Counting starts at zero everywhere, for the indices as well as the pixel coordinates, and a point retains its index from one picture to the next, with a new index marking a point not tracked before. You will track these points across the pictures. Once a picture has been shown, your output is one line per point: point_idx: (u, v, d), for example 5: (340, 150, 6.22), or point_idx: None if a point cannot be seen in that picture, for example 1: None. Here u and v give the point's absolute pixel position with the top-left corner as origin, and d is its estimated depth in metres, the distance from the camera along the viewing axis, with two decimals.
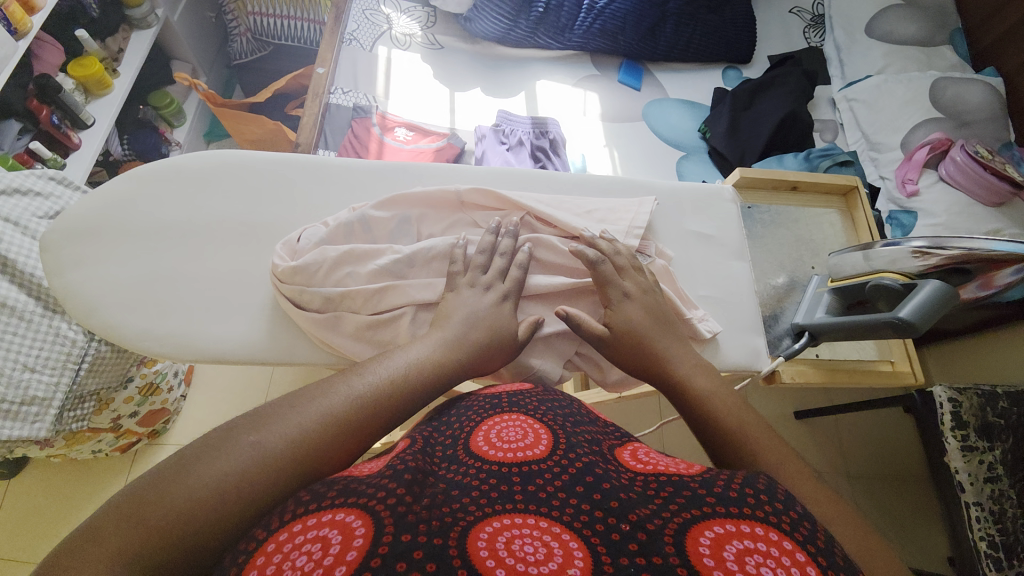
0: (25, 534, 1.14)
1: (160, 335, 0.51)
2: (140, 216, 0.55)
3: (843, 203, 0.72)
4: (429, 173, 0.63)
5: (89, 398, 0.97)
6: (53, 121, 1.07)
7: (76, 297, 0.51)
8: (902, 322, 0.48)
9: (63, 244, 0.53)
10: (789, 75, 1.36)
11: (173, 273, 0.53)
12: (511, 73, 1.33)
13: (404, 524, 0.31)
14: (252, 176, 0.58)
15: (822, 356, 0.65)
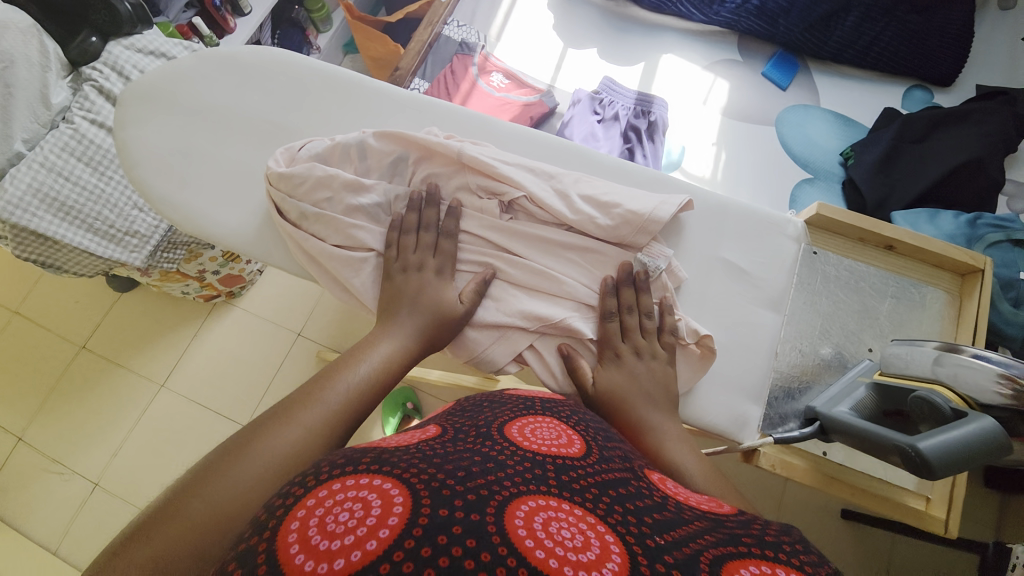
0: (124, 338, 1.43)
1: (172, 203, 0.56)
2: (191, 93, 0.60)
3: (954, 285, 0.56)
4: (450, 119, 0.59)
5: (182, 246, 1.16)
6: (214, 2, 1.22)
7: (123, 150, 0.58)
8: (916, 454, 0.38)
9: (128, 102, 0.60)
10: (996, 112, 1.03)
11: (199, 151, 0.57)
12: (637, 39, 1.20)
13: (443, 497, 0.29)
14: (293, 79, 0.60)
15: (831, 456, 0.54)
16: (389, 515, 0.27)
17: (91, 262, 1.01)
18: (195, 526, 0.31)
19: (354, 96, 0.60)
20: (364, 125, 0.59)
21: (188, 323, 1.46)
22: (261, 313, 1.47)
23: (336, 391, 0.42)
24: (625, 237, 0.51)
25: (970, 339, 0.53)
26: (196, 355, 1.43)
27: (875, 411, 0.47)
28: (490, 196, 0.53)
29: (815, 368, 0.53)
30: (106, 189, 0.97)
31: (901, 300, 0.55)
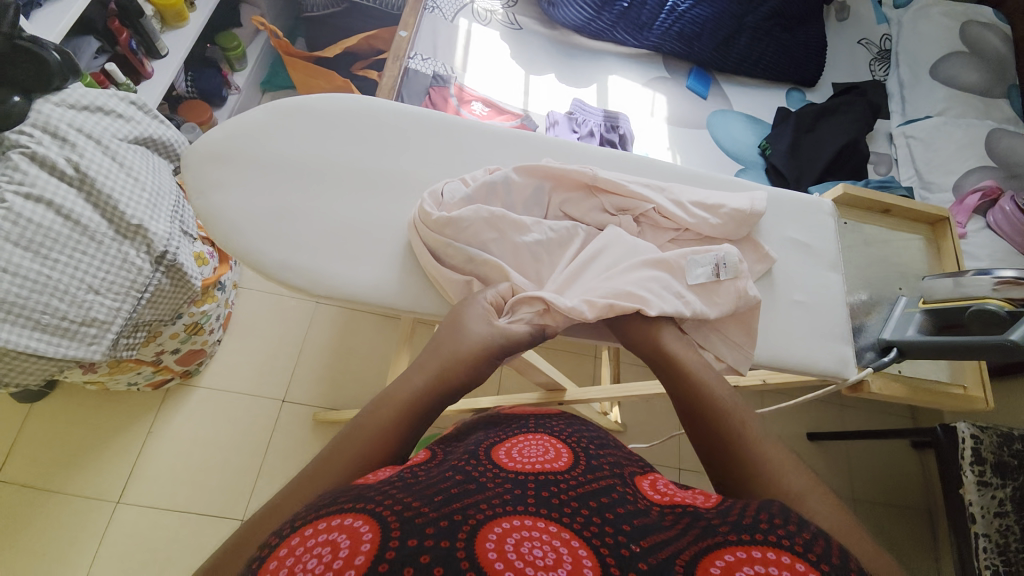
0: (49, 458, 1.16)
1: (294, 267, 0.55)
2: (273, 150, 0.59)
3: (929, 231, 0.77)
4: (552, 148, 0.67)
5: (142, 328, 0.98)
6: (132, 46, 1.08)
7: (215, 219, 0.56)
8: (1011, 345, 0.51)
9: (205, 166, 0.58)
10: (853, 104, 1.39)
11: (300, 209, 0.57)
12: (585, 63, 1.34)
13: (412, 527, 0.33)
14: (393, 128, 0.63)
15: (903, 372, 0.68)
16: (360, 546, 0.32)
17: (36, 365, 0.84)
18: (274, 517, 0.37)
19: (457, 138, 0.65)
20: (476, 164, 0.64)
21: (137, 419, 1.22)
22: (231, 387, 1.29)
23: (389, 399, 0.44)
24: (733, 230, 0.63)
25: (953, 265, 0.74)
26: (156, 456, 1.19)
27: (933, 327, 0.62)
28: (619, 213, 0.63)
29: (863, 309, 0.69)
30: (55, 276, 0.81)
31: (904, 247, 0.75)
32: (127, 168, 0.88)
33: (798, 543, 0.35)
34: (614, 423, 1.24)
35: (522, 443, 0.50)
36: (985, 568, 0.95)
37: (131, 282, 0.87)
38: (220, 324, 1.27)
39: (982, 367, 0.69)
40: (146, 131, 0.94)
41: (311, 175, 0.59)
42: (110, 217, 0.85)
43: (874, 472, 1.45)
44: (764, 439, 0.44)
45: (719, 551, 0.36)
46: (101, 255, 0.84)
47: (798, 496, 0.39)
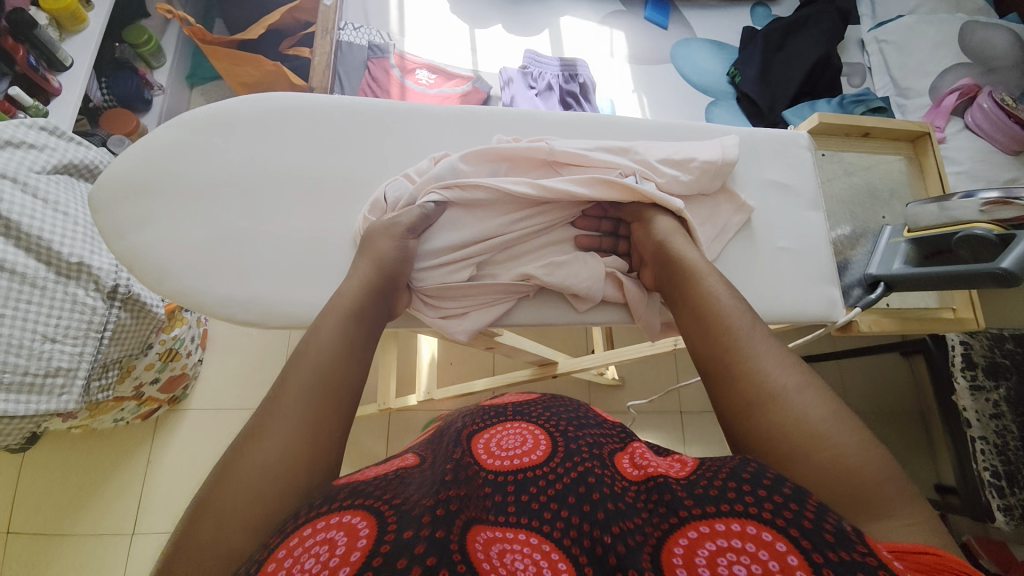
0: (52, 504, 1.15)
1: (243, 301, 0.53)
2: (191, 169, 0.55)
3: (911, 149, 0.73)
4: (503, 122, 0.61)
5: (113, 367, 0.94)
6: (31, 62, 0.96)
7: (144, 259, 0.53)
8: (1003, 273, 0.49)
9: (122, 203, 0.53)
10: (824, 14, 1.30)
11: (237, 235, 0.54)
12: (533, 7, 1.23)
13: (407, 523, 0.35)
14: (325, 124, 0.58)
15: (892, 305, 0.67)
16: (357, 542, 0.34)
17: (14, 425, 0.81)
18: (224, 549, 0.34)
19: (399, 126, 0.60)
20: (424, 151, 0.59)
21: (134, 452, 1.20)
22: (223, 404, 1.26)
23: (312, 368, 0.44)
24: (705, 183, 0.59)
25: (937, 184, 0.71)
26: (161, 484, 1.18)
27: (920, 257, 0.60)
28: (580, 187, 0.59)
29: (846, 244, 0.68)
30: (6, 332, 0.76)
31: (885, 171, 0.72)
32: (52, 204, 0.81)
33: (768, 508, 0.35)
34: (611, 381, 1.24)
35: (500, 434, 0.53)
36: (983, 469, 1.00)
37: (87, 324, 0.82)
38: (198, 343, 1.23)
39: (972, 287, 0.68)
40: (65, 157, 0.86)
41: (241, 196, 0.55)
42: (48, 259, 0.79)
43: (865, 385, 1.51)
44: (760, 347, 0.46)
45: (683, 529, 0.37)
46: (47, 301, 0.79)
47: (783, 392, 0.42)
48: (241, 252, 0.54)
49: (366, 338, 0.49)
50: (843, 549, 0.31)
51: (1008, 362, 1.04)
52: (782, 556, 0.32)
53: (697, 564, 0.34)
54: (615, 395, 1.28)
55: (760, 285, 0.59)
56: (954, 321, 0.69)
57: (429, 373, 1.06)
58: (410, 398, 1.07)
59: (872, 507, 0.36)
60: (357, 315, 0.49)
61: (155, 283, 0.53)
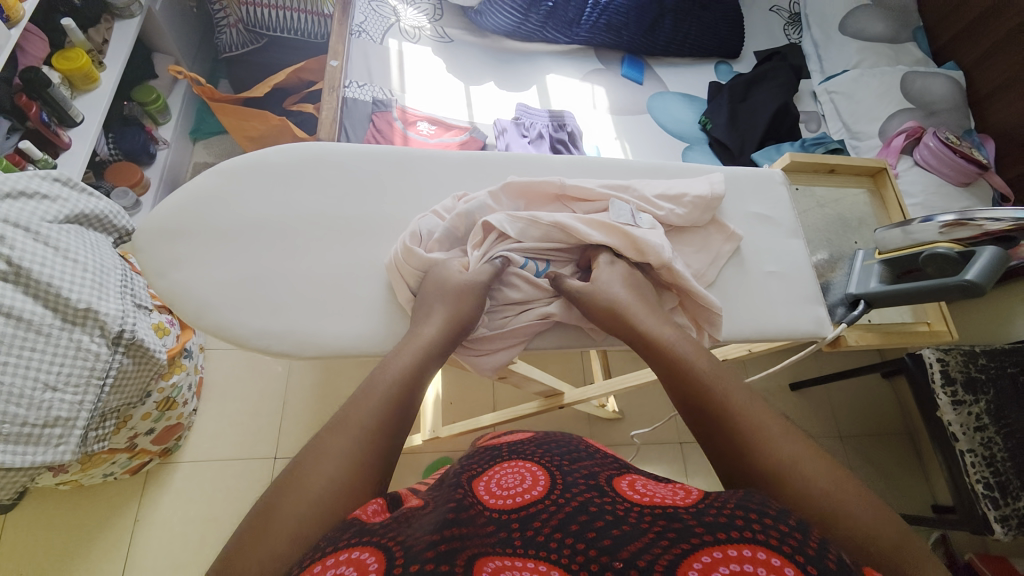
0: (27, 572, 1.07)
1: (277, 333, 0.55)
2: (227, 213, 0.58)
3: (872, 183, 0.82)
4: (511, 165, 0.68)
5: (111, 416, 0.92)
6: (43, 118, 0.99)
7: (181, 297, 0.55)
8: (969, 284, 0.55)
9: (160, 246, 0.56)
10: (779, 70, 1.47)
11: (271, 273, 0.57)
12: (521, 67, 1.35)
13: (414, 557, 0.36)
14: (350, 170, 0.63)
15: (873, 321, 0.73)
16: None
17: (6, 478, 0.78)
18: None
19: (418, 170, 0.65)
20: (444, 192, 0.65)
21: (120, 509, 1.14)
22: (219, 453, 1.23)
23: (346, 411, 0.46)
24: (699, 214, 0.65)
25: (897, 211, 0.80)
26: (149, 542, 1.12)
27: (892, 275, 0.66)
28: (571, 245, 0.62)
29: (827, 267, 0.75)
30: (7, 382, 0.75)
31: (852, 202, 0.80)
32: (63, 251, 0.81)
33: (776, 535, 0.35)
34: (612, 412, 1.26)
35: (499, 474, 0.52)
36: (977, 482, 1.04)
37: (89, 371, 0.81)
38: (194, 391, 1.21)
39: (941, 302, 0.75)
40: (77, 208, 0.87)
41: (276, 236, 0.58)
42: (57, 307, 0.79)
43: (854, 406, 1.57)
44: (778, 433, 0.44)
45: (695, 554, 0.35)
46: (51, 348, 0.78)
47: (797, 460, 0.41)
48: (274, 288, 0.57)
49: (391, 368, 0.50)
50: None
51: (984, 376, 1.10)
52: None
53: None
54: (616, 427, 1.30)
55: (754, 305, 0.64)
56: (930, 333, 0.75)
57: (434, 411, 1.06)
58: (415, 436, 1.07)
59: (907, 557, 0.37)
60: (383, 380, 0.48)
61: (191, 320, 0.55)
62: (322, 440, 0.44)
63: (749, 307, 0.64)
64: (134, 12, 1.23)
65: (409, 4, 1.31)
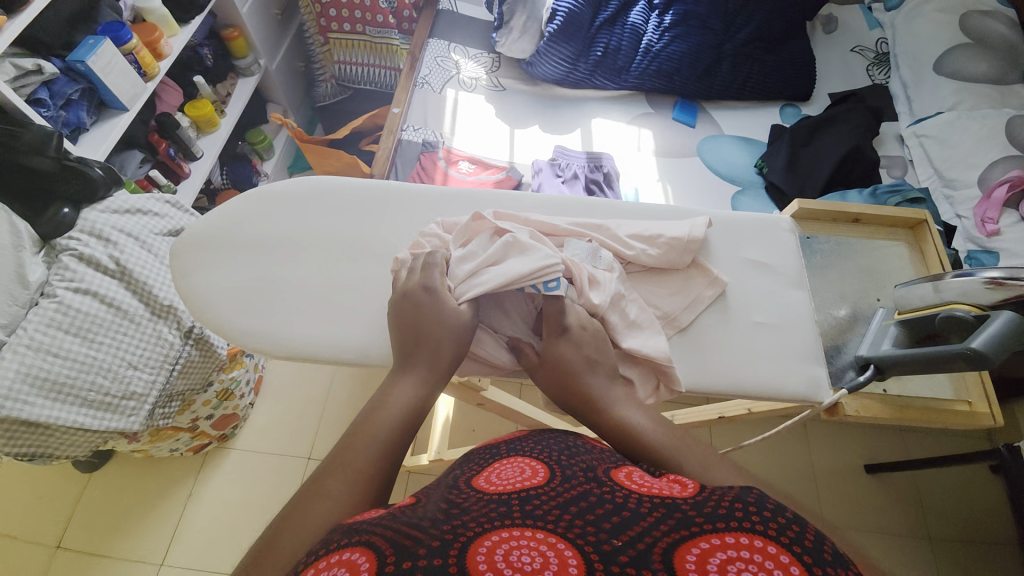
0: (99, 526, 1.26)
1: (256, 333, 0.64)
2: (241, 231, 0.69)
3: (910, 237, 0.73)
4: (498, 201, 0.72)
5: (176, 398, 1.09)
6: (169, 153, 1.26)
7: (194, 297, 0.66)
8: (975, 353, 0.51)
9: (187, 253, 0.68)
10: (854, 111, 1.35)
11: (262, 284, 0.66)
12: (567, 112, 1.41)
13: (404, 555, 0.33)
14: (350, 201, 0.72)
15: (889, 392, 0.64)
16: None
17: (86, 437, 0.95)
18: None
19: (409, 203, 0.72)
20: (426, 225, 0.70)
21: (180, 483, 1.32)
22: (263, 447, 1.37)
23: (363, 420, 0.48)
24: (675, 256, 0.63)
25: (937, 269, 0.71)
26: (198, 515, 1.28)
27: (911, 339, 0.61)
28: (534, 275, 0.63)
29: (844, 327, 0.68)
30: (99, 356, 0.92)
31: (880, 256, 0.72)
32: (160, 256, 1.00)
33: (774, 527, 0.34)
34: None
35: (499, 468, 0.48)
36: None
37: (164, 356, 0.99)
38: (252, 388, 1.38)
39: None
40: (178, 224, 1.07)
41: (275, 251, 0.68)
42: (147, 301, 0.98)
43: (949, 499, 1.32)
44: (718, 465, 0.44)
45: (693, 541, 0.34)
46: (138, 333, 0.96)
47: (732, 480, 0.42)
48: (261, 296, 0.66)
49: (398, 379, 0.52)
50: (839, 566, 0.32)
51: None
52: (787, 565, 0.32)
53: (710, 571, 0.32)
54: None
55: (734, 354, 0.60)
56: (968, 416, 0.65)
57: (442, 431, 1.10)
58: (422, 455, 1.11)
59: None
60: (394, 396, 0.50)
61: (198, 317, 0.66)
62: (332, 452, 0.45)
63: (728, 356, 0.60)
64: (253, 71, 1.52)
65: (470, 58, 1.45)
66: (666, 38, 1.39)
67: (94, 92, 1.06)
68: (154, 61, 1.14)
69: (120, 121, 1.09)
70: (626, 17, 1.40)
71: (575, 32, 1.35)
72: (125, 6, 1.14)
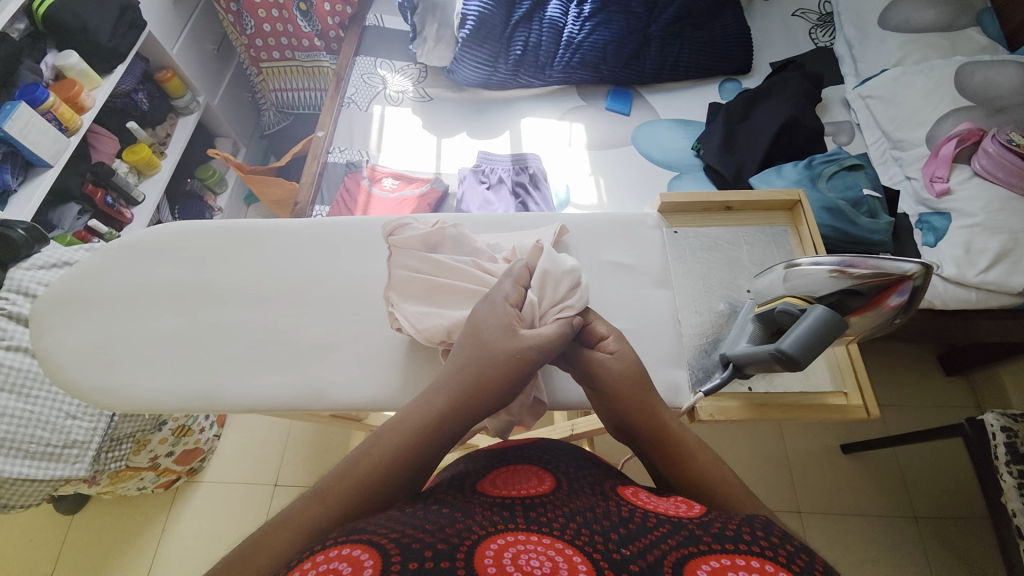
0: (81, 567, 1.30)
1: (107, 389, 0.66)
2: (100, 287, 0.72)
3: (788, 217, 0.73)
4: (354, 228, 0.76)
5: (125, 440, 1.11)
6: (107, 201, 1.30)
7: (48, 357, 0.68)
8: (783, 354, 0.51)
9: (45, 313, 0.70)
10: (789, 80, 1.29)
11: (122, 337, 0.69)
12: (495, 114, 1.39)
13: (413, 551, 0.33)
14: (207, 242, 0.75)
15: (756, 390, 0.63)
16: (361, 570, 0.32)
17: (34, 487, 0.97)
18: None
19: (266, 238, 0.75)
20: (280, 258, 0.74)
21: (153, 520, 1.35)
22: (231, 477, 1.41)
23: (371, 450, 0.46)
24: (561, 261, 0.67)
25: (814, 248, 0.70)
26: (173, 549, 1.32)
27: (767, 335, 0.59)
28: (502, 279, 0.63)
29: (716, 324, 0.65)
30: (36, 410, 0.95)
31: (755, 244, 0.71)
32: None
33: (780, 553, 0.35)
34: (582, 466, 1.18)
35: (504, 477, 0.51)
36: None
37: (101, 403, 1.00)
38: (215, 421, 1.40)
39: (859, 369, 0.63)
40: None
41: (134, 302, 0.71)
42: None
43: (921, 475, 1.25)
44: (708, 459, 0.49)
45: (704, 556, 0.35)
46: None
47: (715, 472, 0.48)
48: (118, 350, 0.68)
49: (436, 410, 0.49)
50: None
51: None
52: None
53: None
54: None
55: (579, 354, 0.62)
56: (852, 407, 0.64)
57: None
58: None
59: None
60: (411, 432, 0.47)
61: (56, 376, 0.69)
62: (329, 483, 0.43)
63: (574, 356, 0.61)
64: (193, 109, 1.55)
65: (396, 71, 1.44)
66: (587, 27, 1.35)
67: (17, 153, 1.09)
68: (75, 115, 1.18)
69: (46, 178, 1.14)
70: (544, 11, 1.36)
71: (488, 34, 1.33)
72: (45, 66, 1.18)
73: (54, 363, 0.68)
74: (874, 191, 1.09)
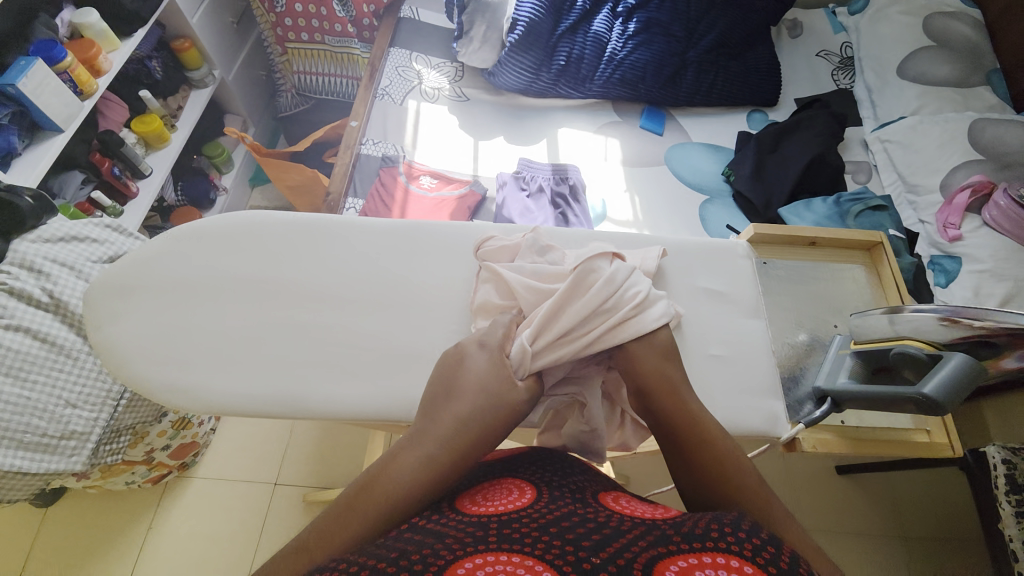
0: (52, 567, 1.19)
1: (182, 385, 0.68)
2: (159, 278, 0.72)
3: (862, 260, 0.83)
4: (433, 233, 0.79)
5: (125, 432, 1.02)
6: (114, 172, 1.20)
7: (113, 348, 0.69)
8: (926, 397, 0.60)
9: (106, 304, 0.71)
10: (816, 117, 1.35)
11: (187, 331, 0.70)
12: (532, 122, 1.38)
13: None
14: (272, 236, 0.76)
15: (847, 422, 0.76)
16: None
17: (24, 480, 0.88)
18: None
19: (335, 235, 0.77)
20: (351, 256, 0.76)
21: (138, 518, 1.25)
22: (227, 474, 1.32)
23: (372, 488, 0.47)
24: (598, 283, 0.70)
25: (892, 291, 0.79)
26: (161, 550, 1.23)
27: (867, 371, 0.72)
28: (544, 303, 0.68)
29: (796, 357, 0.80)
30: (33, 397, 0.86)
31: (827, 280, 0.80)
32: None
33: (749, 547, 0.36)
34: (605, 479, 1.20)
35: (488, 490, 0.51)
36: None
37: (106, 394, 0.92)
38: (212, 415, 1.31)
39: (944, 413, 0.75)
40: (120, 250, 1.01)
41: (197, 296, 0.72)
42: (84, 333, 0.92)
43: (916, 499, 1.34)
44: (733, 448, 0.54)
45: (672, 557, 0.36)
46: (77, 369, 0.90)
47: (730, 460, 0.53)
48: (185, 345, 0.70)
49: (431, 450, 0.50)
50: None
51: None
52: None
53: None
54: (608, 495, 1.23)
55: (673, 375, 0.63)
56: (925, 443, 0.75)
57: None
58: None
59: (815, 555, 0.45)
60: (411, 468, 0.49)
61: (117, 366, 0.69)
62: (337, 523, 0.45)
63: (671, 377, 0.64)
64: (208, 83, 1.46)
65: (432, 67, 1.40)
66: (629, 45, 1.37)
67: (25, 113, 0.99)
68: (91, 77, 1.09)
69: (54, 143, 1.03)
70: (588, 25, 1.37)
71: (534, 42, 1.32)
72: (62, 22, 1.09)
73: (121, 355, 0.69)
74: (898, 232, 1.16)
